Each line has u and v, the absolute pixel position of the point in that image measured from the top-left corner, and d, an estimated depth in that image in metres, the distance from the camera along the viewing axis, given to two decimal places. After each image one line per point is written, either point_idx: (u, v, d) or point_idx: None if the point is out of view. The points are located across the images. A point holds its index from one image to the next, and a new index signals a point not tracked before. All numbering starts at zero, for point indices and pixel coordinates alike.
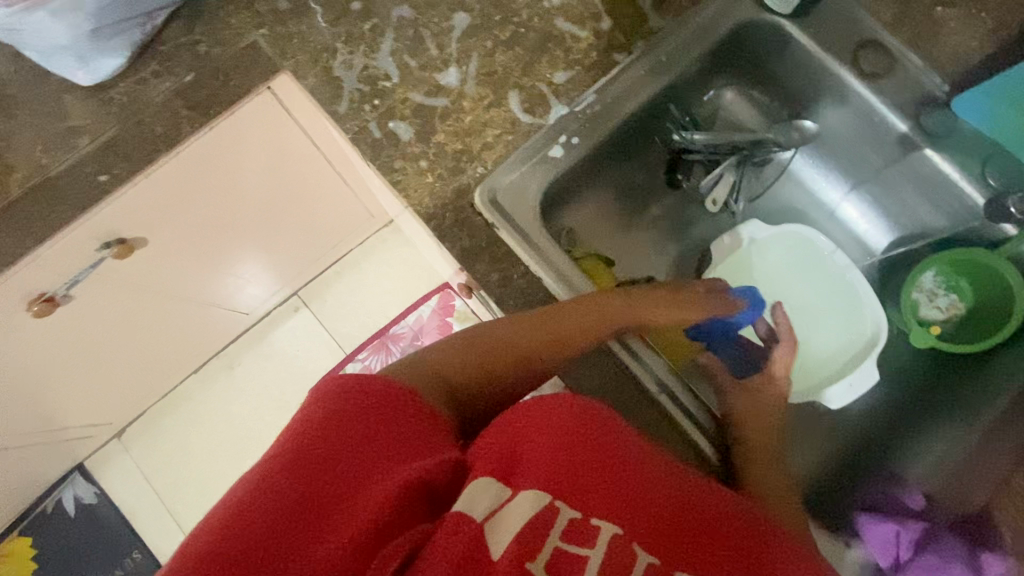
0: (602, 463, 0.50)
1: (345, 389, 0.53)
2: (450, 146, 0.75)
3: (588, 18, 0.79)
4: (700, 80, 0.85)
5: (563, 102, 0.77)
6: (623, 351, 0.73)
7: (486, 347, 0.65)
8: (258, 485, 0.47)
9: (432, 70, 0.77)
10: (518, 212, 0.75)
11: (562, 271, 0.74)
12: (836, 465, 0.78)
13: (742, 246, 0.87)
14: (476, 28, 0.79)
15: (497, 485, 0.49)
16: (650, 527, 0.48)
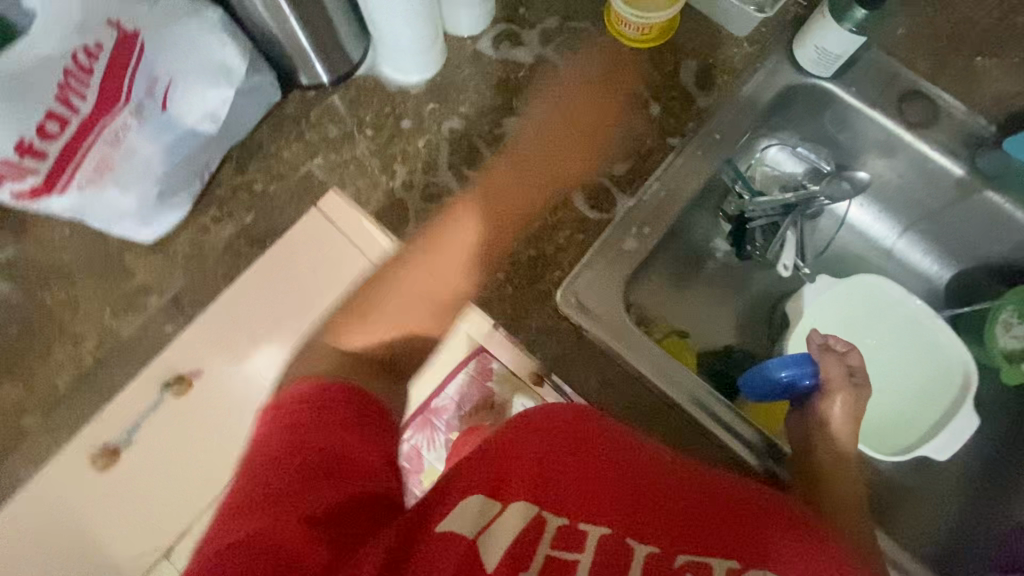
0: (588, 467, 0.49)
1: (294, 405, 0.49)
2: (524, 252, 0.75)
3: (636, 107, 0.80)
4: (748, 144, 0.86)
5: (627, 194, 0.78)
6: (724, 434, 0.71)
7: (404, 290, 0.61)
8: (225, 508, 0.46)
9: (493, 179, 0.78)
10: (599, 307, 0.74)
11: (658, 364, 0.73)
12: (956, 525, 0.77)
13: (807, 301, 0.87)
14: (529, 131, 0.80)
15: (483, 499, 0.47)
16: (646, 524, 0.46)
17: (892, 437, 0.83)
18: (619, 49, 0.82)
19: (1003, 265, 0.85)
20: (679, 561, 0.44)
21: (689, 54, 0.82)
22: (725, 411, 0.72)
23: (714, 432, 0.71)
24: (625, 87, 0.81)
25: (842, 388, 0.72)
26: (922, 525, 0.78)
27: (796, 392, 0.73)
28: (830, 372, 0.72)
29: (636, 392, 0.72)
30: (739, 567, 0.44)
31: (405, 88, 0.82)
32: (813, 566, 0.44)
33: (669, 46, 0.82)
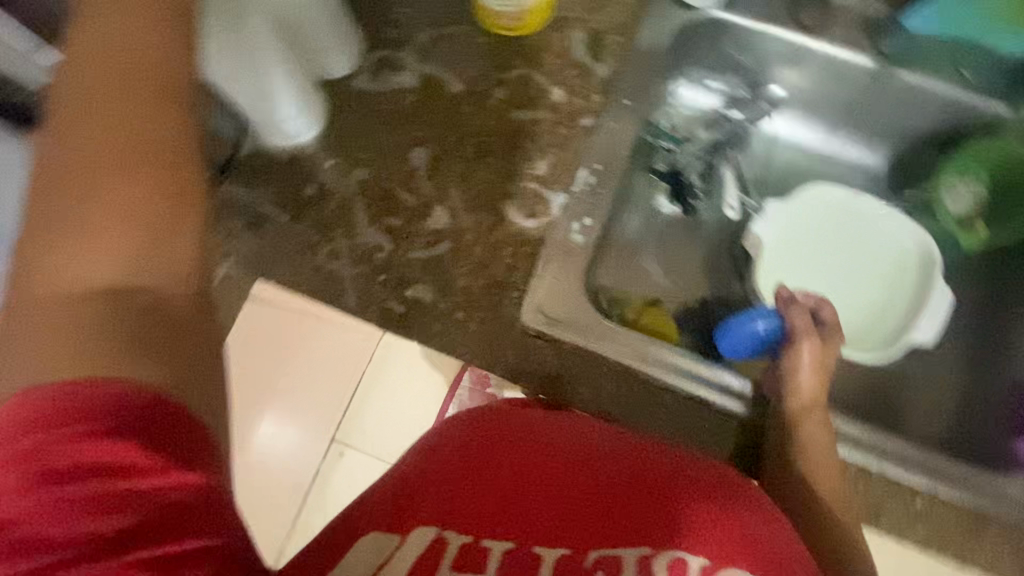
0: (493, 469, 0.45)
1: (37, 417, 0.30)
2: (476, 284, 0.71)
3: (539, 98, 0.77)
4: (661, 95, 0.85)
5: (558, 190, 0.75)
6: (715, 394, 0.70)
7: (90, 203, 0.35)
8: None
9: (419, 219, 0.73)
10: (567, 314, 0.71)
11: (639, 348, 0.71)
12: (966, 402, 0.78)
13: (757, 230, 0.86)
14: (439, 157, 0.75)
15: (379, 536, 0.42)
16: (554, 522, 0.41)
17: (881, 335, 0.84)
18: (503, 44, 0.78)
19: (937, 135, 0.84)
20: (591, 557, 0.39)
21: (573, 28, 0.79)
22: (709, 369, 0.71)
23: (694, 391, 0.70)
24: (521, 81, 0.77)
25: (809, 334, 0.70)
26: (935, 411, 0.79)
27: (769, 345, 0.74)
28: (796, 321, 0.72)
29: (631, 386, 0.70)
30: (655, 552, 0.38)
31: (298, 153, 0.76)
32: (734, 533, 0.39)
33: (549, 26, 0.79)
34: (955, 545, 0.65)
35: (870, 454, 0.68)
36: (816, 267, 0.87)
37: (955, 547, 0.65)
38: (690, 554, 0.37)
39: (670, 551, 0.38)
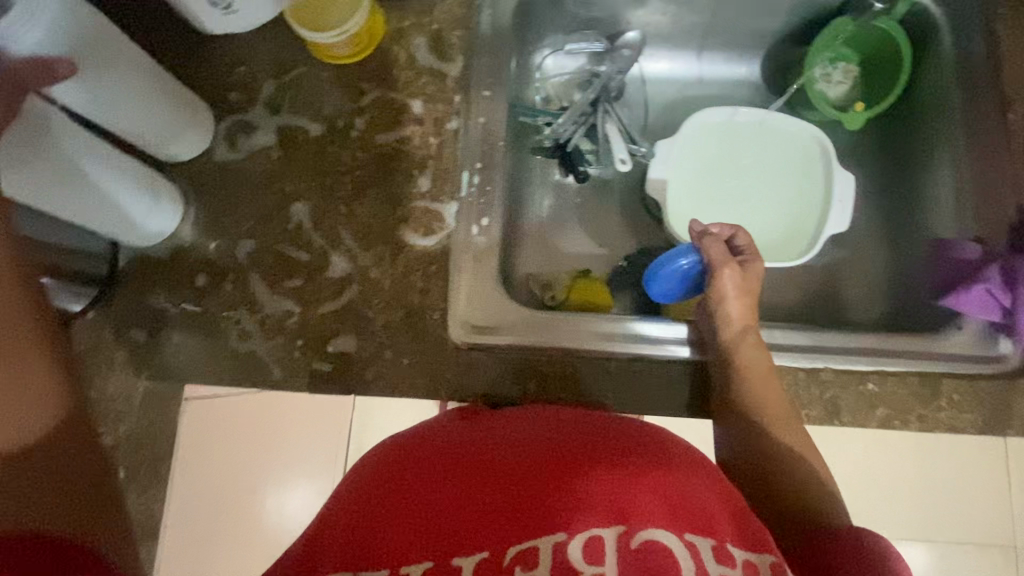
0: (408, 495, 0.46)
1: None
2: (394, 318, 0.70)
3: (401, 115, 0.75)
4: (523, 72, 0.86)
5: (447, 199, 0.73)
6: (659, 348, 0.71)
7: None
8: None
9: (319, 272, 0.71)
10: (499, 320, 0.70)
11: (571, 331, 0.70)
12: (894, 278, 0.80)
13: (654, 173, 0.84)
14: (321, 205, 0.73)
15: None
16: (469, 530, 0.42)
17: (802, 238, 0.83)
18: (349, 73, 0.76)
19: (794, 29, 0.87)
20: (508, 556, 0.40)
21: (414, 35, 0.77)
22: (646, 328, 0.72)
23: (637, 353, 0.70)
24: (378, 105, 0.75)
25: (727, 262, 0.72)
26: (867, 295, 0.82)
27: (694, 281, 0.77)
28: (713, 253, 0.73)
29: (576, 366, 0.70)
30: (569, 536, 0.40)
31: (177, 246, 0.73)
32: (645, 499, 0.42)
33: (389, 41, 0.77)
34: (917, 415, 0.66)
35: (818, 355, 0.69)
36: (724, 191, 0.86)
37: (916, 416, 0.67)
38: (604, 529, 0.40)
39: (585, 531, 0.40)
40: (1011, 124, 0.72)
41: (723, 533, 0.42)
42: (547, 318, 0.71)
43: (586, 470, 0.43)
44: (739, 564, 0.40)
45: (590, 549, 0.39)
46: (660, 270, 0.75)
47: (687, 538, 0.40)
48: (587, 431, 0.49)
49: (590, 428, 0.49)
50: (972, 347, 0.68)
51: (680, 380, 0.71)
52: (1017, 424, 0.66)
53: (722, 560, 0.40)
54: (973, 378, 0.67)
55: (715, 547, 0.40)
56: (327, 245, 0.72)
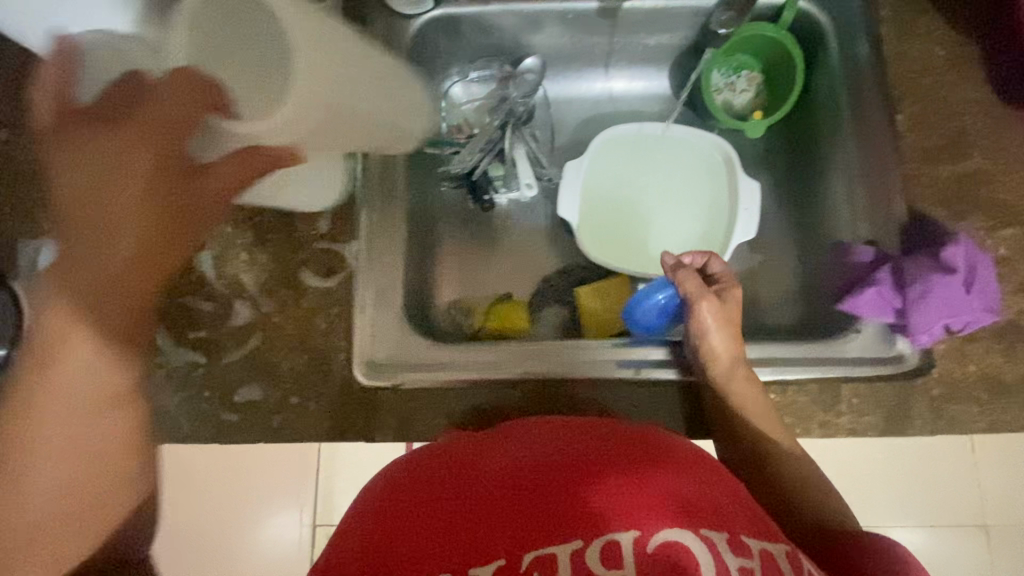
0: (404, 520, 0.44)
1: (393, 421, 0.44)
2: (300, 362, 0.70)
3: None
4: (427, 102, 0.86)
5: (346, 239, 0.73)
6: (635, 369, 0.73)
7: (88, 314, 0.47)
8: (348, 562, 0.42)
9: (224, 320, 0.71)
10: (475, 355, 0.74)
11: (485, 362, 0.73)
12: (803, 279, 0.82)
13: (565, 197, 0.83)
14: (222, 253, 0.73)
15: None
16: (480, 543, 0.41)
17: (713, 248, 0.84)
18: None
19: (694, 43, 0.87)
20: (525, 561, 0.39)
21: None
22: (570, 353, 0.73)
23: (557, 378, 0.71)
24: None
25: (704, 296, 0.71)
26: (780, 299, 0.82)
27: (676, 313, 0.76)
28: (689, 286, 0.73)
29: (486, 398, 0.70)
30: (585, 543, 0.39)
31: None
32: (659, 492, 0.42)
33: None
34: (817, 421, 0.67)
35: None
36: (638, 207, 0.88)
37: (814, 423, 0.68)
38: (617, 532, 0.40)
39: (603, 535, 0.40)
40: (898, 125, 0.73)
41: (734, 522, 0.43)
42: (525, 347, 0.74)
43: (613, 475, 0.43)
44: (755, 555, 0.42)
45: (607, 552, 0.39)
46: (640, 308, 0.75)
47: (704, 532, 0.41)
48: (603, 431, 0.48)
49: (602, 429, 0.49)
50: (868, 348, 0.70)
51: (672, 401, 0.70)
52: (916, 424, 0.67)
53: (739, 550, 0.41)
54: (871, 382, 0.68)
55: (731, 537, 0.42)
56: (231, 292, 0.72)
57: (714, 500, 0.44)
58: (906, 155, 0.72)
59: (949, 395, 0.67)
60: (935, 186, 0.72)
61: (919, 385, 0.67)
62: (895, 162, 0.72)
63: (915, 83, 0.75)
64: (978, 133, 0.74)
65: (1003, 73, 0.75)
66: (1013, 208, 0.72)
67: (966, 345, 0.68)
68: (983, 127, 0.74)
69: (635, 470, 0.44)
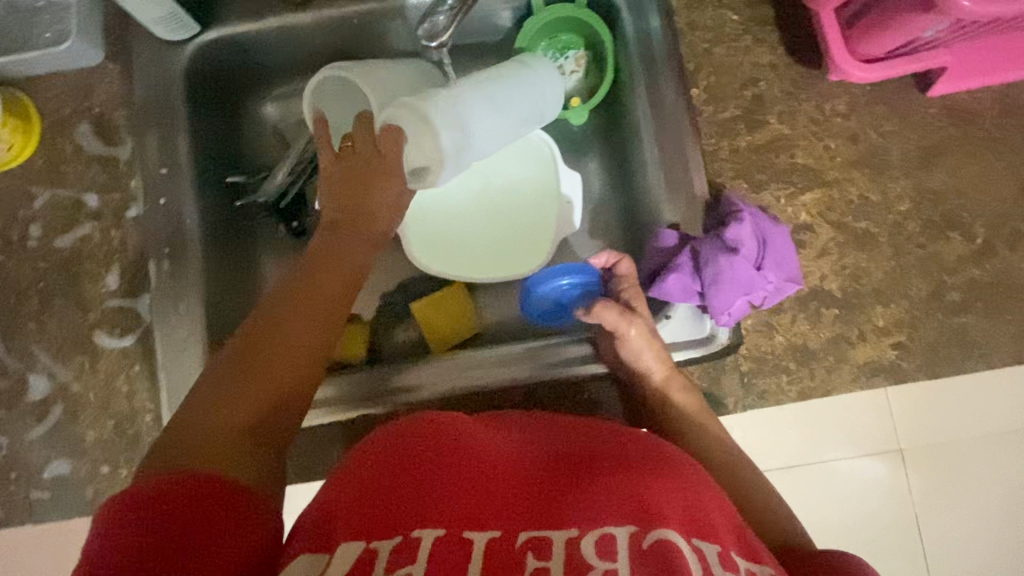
0: (429, 466, 0.46)
1: (453, 420, 0.51)
2: (104, 429, 0.67)
3: (75, 214, 0.71)
4: (239, 120, 0.81)
5: (140, 293, 0.70)
6: (566, 368, 0.71)
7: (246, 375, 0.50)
8: (396, 474, 0.45)
9: (19, 397, 0.68)
10: (406, 376, 0.73)
11: (333, 391, 0.73)
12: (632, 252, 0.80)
13: None
14: (9, 327, 0.69)
15: (308, 557, 0.42)
16: (491, 509, 0.43)
17: (544, 241, 0.82)
18: (12, 180, 0.72)
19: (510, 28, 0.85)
20: (521, 539, 0.41)
21: (76, 124, 0.72)
22: (433, 368, 0.73)
23: (414, 395, 0.72)
24: (51, 208, 0.71)
25: (626, 319, 0.66)
26: None
27: (571, 303, 0.74)
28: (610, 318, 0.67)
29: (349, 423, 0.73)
30: (581, 532, 0.41)
31: None
32: (665, 503, 0.43)
33: (49, 135, 0.72)
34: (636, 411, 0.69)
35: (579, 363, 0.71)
36: (487, 209, 0.85)
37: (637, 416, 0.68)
38: (613, 527, 0.41)
39: (598, 528, 0.41)
40: (691, 103, 0.72)
41: (728, 542, 0.43)
42: (450, 360, 0.73)
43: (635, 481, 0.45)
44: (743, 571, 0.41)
45: (602, 546, 0.40)
46: (535, 292, 0.73)
47: (694, 542, 0.41)
48: (633, 442, 0.51)
49: (632, 439, 0.51)
50: (682, 330, 0.70)
51: (549, 397, 0.72)
52: (727, 400, 0.69)
53: (728, 567, 0.41)
54: (681, 365, 0.69)
55: (720, 554, 0.42)
56: (21, 367, 0.69)
57: (707, 515, 0.44)
58: (703, 132, 0.72)
59: (758, 369, 0.68)
60: (734, 158, 0.72)
61: (728, 362, 0.69)
62: (694, 139, 0.71)
63: (707, 53, 0.74)
64: (773, 97, 0.72)
65: (794, 33, 0.73)
66: (813, 171, 0.71)
67: (772, 318, 0.69)
68: (779, 91, 0.72)
69: (655, 480, 0.45)
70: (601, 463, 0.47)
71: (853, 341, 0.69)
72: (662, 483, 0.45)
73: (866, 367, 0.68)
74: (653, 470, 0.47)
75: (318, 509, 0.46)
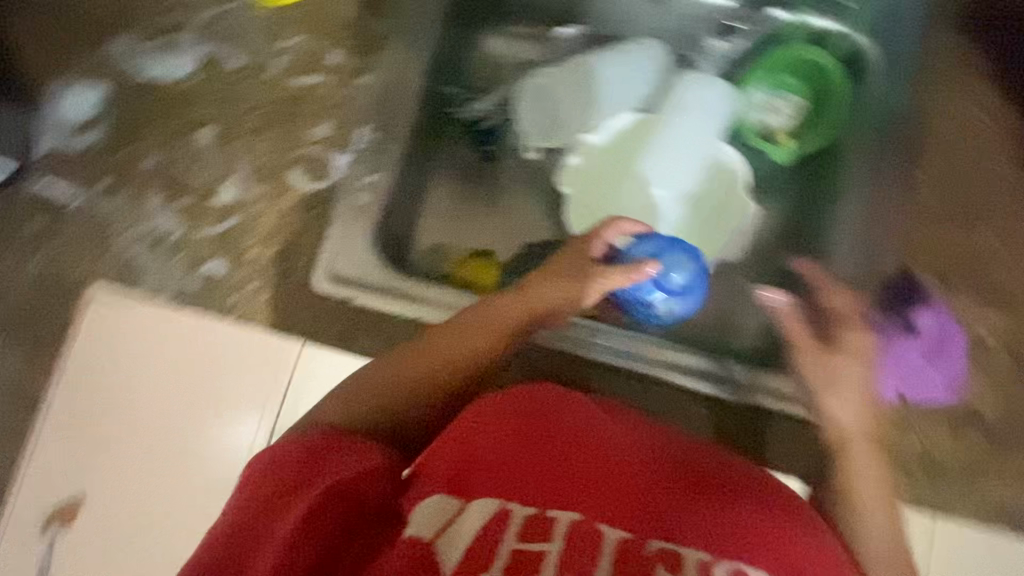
0: (563, 447, 0.45)
1: (582, 407, 0.50)
2: (267, 253, 0.73)
3: (315, 64, 0.78)
4: (459, 41, 0.84)
5: (342, 151, 0.76)
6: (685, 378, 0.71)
7: (397, 380, 0.56)
8: (530, 444, 0.45)
9: (209, 197, 0.75)
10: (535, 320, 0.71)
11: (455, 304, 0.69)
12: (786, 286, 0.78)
13: (576, 170, 0.81)
14: (225, 134, 0.77)
15: (440, 498, 0.43)
16: (627, 510, 0.42)
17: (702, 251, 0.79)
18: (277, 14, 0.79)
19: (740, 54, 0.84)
20: (654, 548, 0.40)
21: None
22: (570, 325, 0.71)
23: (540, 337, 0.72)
24: (297, 50, 0.78)
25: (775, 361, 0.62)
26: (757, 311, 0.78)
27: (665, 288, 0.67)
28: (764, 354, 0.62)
29: None
30: (717, 560, 0.39)
31: (86, 149, 0.79)
32: (806, 562, 0.41)
33: None
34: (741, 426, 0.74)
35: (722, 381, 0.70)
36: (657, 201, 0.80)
37: None
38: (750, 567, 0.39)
39: (734, 563, 0.39)
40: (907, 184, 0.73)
41: None
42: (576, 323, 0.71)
43: (774, 529, 0.42)
44: None
45: None
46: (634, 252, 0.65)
47: None
48: (768, 485, 0.47)
49: (766, 480, 0.48)
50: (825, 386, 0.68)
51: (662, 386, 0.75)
52: None
53: None
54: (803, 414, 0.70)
55: None
56: (221, 171, 0.76)
57: None
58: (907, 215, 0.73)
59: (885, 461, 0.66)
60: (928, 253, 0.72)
61: None
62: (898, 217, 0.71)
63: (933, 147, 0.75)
64: (982, 212, 0.73)
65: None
66: (998, 295, 0.70)
67: (914, 416, 0.67)
68: (987, 206, 0.73)
69: (796, 533, 0.42)
70: (736, 495, 0.44)
71: (987, 473, 0.65)
72: (802, 539, 0.42)
73: (992, 506, 0.65)
74: (792, 525, 0.43)
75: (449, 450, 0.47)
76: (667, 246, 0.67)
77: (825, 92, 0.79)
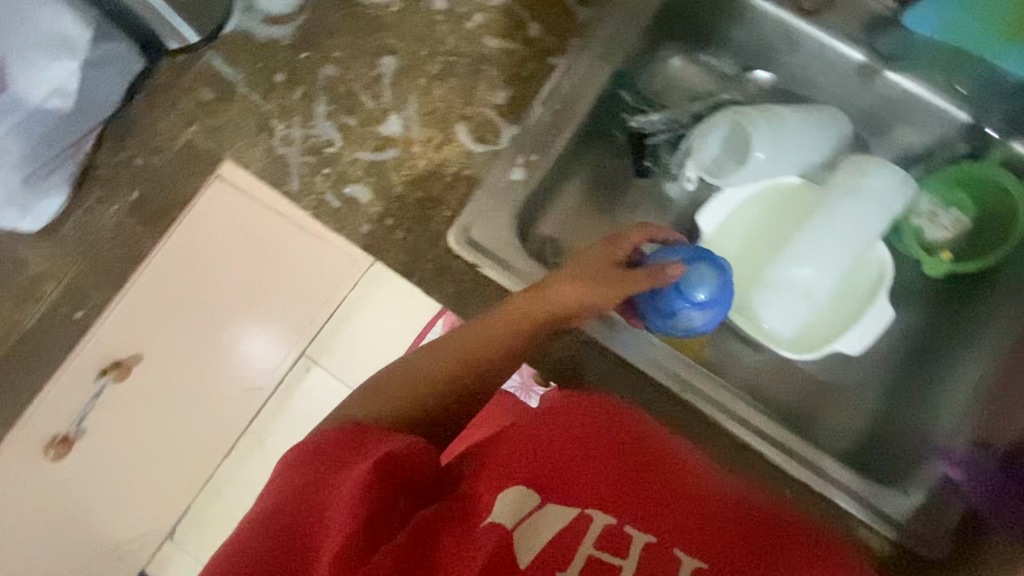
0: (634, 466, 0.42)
1: (656, 434, 0.46)
2: (412, 195, 0.73)
3: (513, 30, 0.78)
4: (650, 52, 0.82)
5: (510, 121, 0.76)
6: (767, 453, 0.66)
7: (434, 365, 0.52)
8: (602, 457, 0.42)
9: (373, 123, 0.76)
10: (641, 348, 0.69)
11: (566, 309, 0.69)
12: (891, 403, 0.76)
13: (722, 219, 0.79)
14: (406, 70, 0.78)
15: (524, 491, 0.41)
16: (707, 541, 0.36)
17: (815, 339, 0.78)
18: None
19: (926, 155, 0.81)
20: None
21: None
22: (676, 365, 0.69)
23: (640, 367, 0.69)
24: (499, 12, 0.79)
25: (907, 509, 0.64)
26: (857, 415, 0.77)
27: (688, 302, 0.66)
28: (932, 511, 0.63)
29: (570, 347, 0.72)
30: None
31: (274, 41, 0.82)
32: None
33: None
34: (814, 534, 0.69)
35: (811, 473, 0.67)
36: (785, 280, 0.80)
37: None
38: None
39: None
40: None
41: None
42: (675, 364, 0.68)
43: None
44: None
45: None
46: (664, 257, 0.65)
47: None
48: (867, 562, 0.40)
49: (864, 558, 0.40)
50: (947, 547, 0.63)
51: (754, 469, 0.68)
52: None
53: None
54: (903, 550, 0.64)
55: None
56: (392, 103, 0.77)
57: None
58: None
59: None
60: None
61: None
62: None
63: None
64: None
65: None
66: None
67: None
68: None
69: None
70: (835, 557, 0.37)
71: None
72: None
73: None
74: None
75: (523, 446, 0.45)
76: (696, 258, 0.66)
77: (1004, 219, 0.75)
